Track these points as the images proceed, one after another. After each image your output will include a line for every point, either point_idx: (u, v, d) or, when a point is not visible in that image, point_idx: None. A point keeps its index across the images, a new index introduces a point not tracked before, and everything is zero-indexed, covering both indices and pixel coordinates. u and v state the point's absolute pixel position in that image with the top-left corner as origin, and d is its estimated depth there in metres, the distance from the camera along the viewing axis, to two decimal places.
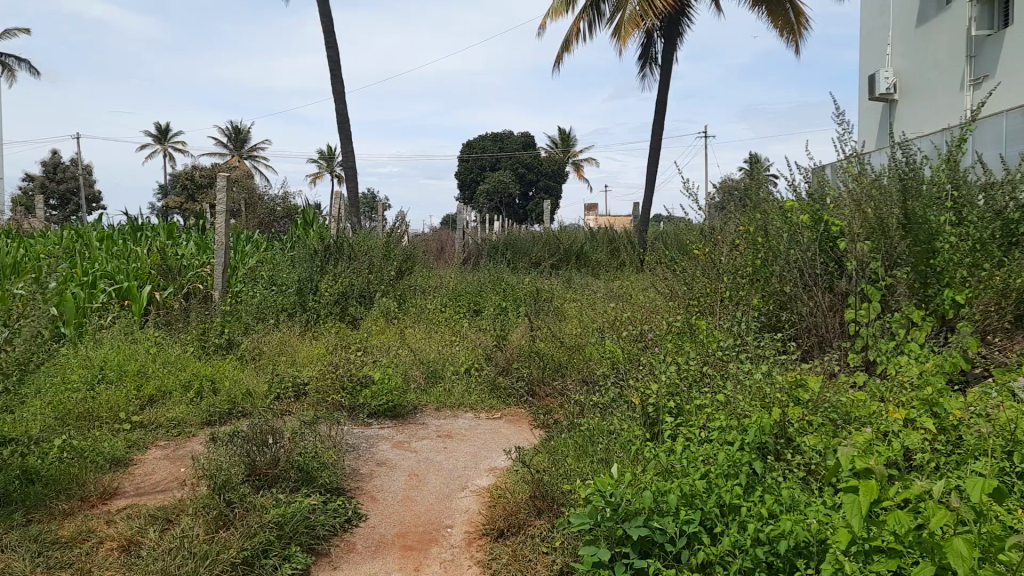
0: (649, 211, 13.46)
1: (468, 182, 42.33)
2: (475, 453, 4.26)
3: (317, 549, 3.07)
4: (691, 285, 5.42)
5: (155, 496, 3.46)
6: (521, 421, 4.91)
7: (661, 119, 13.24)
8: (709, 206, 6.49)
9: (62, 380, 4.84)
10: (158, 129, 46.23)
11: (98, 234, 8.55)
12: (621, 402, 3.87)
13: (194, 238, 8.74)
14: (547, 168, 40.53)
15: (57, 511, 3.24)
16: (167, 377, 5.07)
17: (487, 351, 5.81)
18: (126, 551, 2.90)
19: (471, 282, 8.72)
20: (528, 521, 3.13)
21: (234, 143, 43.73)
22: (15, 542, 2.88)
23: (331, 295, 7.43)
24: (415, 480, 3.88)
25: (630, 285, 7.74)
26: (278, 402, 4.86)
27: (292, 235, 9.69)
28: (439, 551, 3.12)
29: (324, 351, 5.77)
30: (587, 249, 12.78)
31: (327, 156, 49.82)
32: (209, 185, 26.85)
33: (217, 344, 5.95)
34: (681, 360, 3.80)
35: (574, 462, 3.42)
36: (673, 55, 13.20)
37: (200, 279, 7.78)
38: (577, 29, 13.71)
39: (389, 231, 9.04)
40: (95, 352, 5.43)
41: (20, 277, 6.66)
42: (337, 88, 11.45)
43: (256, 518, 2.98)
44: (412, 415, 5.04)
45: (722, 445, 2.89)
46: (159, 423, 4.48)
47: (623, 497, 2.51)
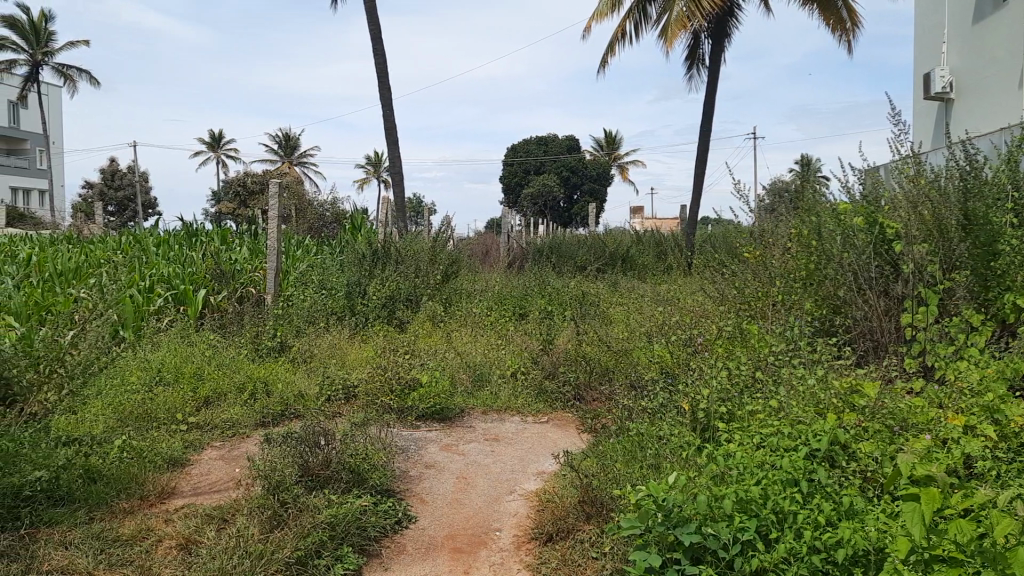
0: (697, 213, 13.35)
1: (513, 186, 42.51)
2: (523, 456, 4.28)
3: (369, 549, 3.10)
4: (742, 288, 5.34)
5: (211, 496, 3.53)
6: (568, 425, 4.91)
7: (708, 121, 13.12)
8: (758, 208, 6.41)
9: (122, 381, 4.98)
10: (210, 136, 47.29)
11: (155, 240, 8.79)
12: (671, 408, 3.84)
13: (247, 243, 8.93)
14: (592, 171, 40.40)
15: (118, 509, 3.33)
16: (222, 378, 5.18)
17: (533, 353, 5.82)
18: (184, 550, 2.97)
19: (516, 286, 8.74)
20: (578, 526, 3.12)
21: (284, 151, 44.60)
22: (78, 540, 2.97)
23: (378, 299, 7.53)
24: (465, 481, 3.91)
25: (679, 288, 7.68)
26: (329, 404, 4.94)
27: (341, 239, 9.85)
28: (487, 553, 3.13)
29: (373, 354, 5.85)
30: (633, 253, 12.74)
31: (374, 161, 50.41)
32: (261, 191, 27.38)
33: (269, 346, 6.07)
34: (732, 365, 3.76)
35: (624, 467, 3.41)
36: (721, 56, 13.06)
37: (253, 283, 7.92)
38: (624, 31, 13.66)
39: (435, 235, 9.11)
40: (154, 354, 5.58)
41: (82, 283, 6.89)
42: (385, 93, 11.60)
43: (310, 519, 3.02)
44: (459, 417, 5.08)
45: (777, 451, 2.86)
46: (214, 424, 4.57)
47: (675, 503, 2.49)
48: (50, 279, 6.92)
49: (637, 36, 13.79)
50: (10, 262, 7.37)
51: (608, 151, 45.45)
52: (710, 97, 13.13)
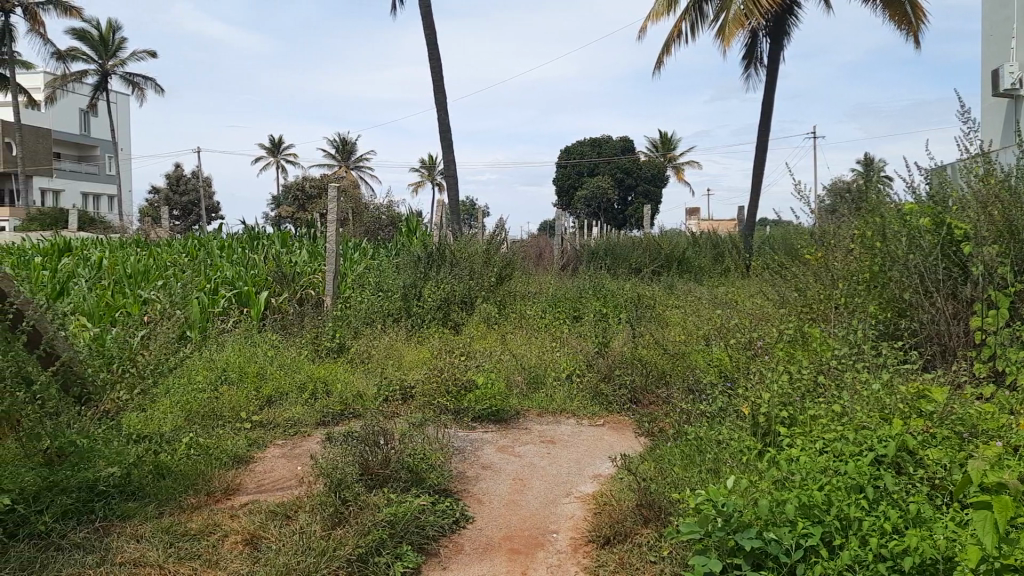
0: (755, 215, 13.15)
1: (567, 188, 42.44)
2: (579, 459, 4.27)
3: (428, 548, 3.14)
4: (803, 291, 5.23)
5: (274, 493, 3.62)
6: (623, 429, 4.88)
7: (766, 121, 12.92)
8: (819, 209, 6.28)
9: (189, 380, 5.13)
10: (270, 142, 48.33)
11: (218, 243, 9.03)
12: (730, 412, 3.79)
13: (306, 246, 9.11)
14: (647, 172, 40.05)
15: (186, 505, 3.44)
16: (284, 378, 5.30)
17: (588, 355, 5.79)
18: (249, 545, 3.04)
19: (571, 288, 8.71)
20: (636, 529, 3.11)
21: (342, 155, 45.33)
22: (149, 534, 3.07)
23: (433, 301, 7.61)
24: (521, 483, 3.92)
25: (738, 291, 7.56)
26: (387, 404, 5.01)
27: (397, 242, 9.97)
28: (545, 555, 3.13)
29: (429, 355, 5.90)
30: (689, 255, 12.59)
31: (428, 165, 50.78)
32: (319, 194, 27.88)
33: (328, 347, 6.17)
34: (793, 369, 3.70)
35: (682, 471, 3.38)
36: (780, 55, 12.85)
37: (312, 286, 8.07)
38: (680, 31, 13.54)
39: (489, 238, 9.16)
40: (219, 354, 5.75)
41: (151, 285, 7.13)
42: (441, 97, 11.71)
43: (370, 517, 3.08)
44: (515, 418, 5.10)
45: (840, 456, 2.80)
46: (277, 423, 4.68)
47: (736, 507, 2.46)
48: (121, 281, 7.16)
49: (693, 35, 13.65)
50: (83, 264, 7.66)
51: (662, 152, 45.02)
52: (768, 97, 12.92)
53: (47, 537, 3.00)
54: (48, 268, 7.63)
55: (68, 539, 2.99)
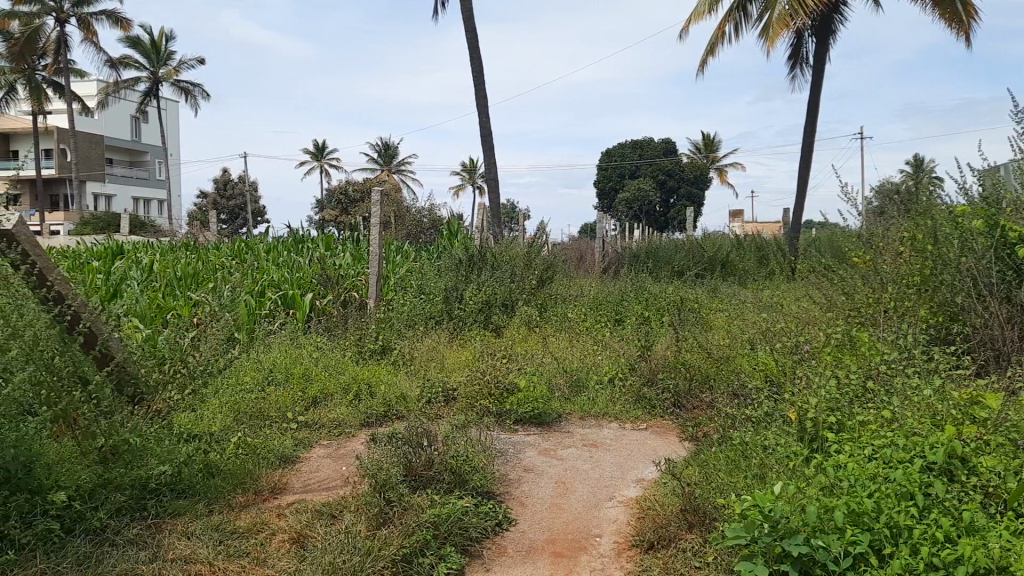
0: (800, 217, 12.95)
1: (608, 190, 42.29)
2: (622, 463, 4.25)
3: (471, 550, 3.15)
4: (850, 294, 5.13)
5: (320, 492, 3.67)
6: (667, 433, 4.85)
7: (811, 122, 12.73)
8: (867, 211, 6.18)
9: (237, 381, 5.23)
10: (314, 147, 49.02)
11: (265, 247, 9.20)
12: (777, 417, 3.75)
13: (349, 249, 9.23)
14: (689, 174, 39.72)
15: (235, 503, 3.50)
16: (329, 380, 5.37)
17: (631, 358, 5.74)
18: (296, 544, 3.09)
19: (613, 291, 8.68)
20: (680, 534, 3.08)
21: (384, 159, 45.77)
22: (199, 531, 3.13)
23: (475, 304, 7.65)
24: (564, 487, 3.92)
25: (784, 294, 7.44)
26: (429, 406, 5.04)
27: (439, 245, 10.05)
28: (588, 559, 3.12)
29: (471, 358, 5.92)
30: (733, 258, 12.44)
31: (469, 167, 50.97)
32: (361, 198, 28.18)
33: (372, 348, 6.23)
34: (842, 374, 3.65)
35: (727, 476, 3.35)
36: (826, 54, 12.65)
37: (356, 288, 8.16)
38: (724, 32, 13.42)
39: (530, 241, 9.17)
40: (266, 355, 5.85)
41: (200, 288, 7.29)
42: (482, 101, 11.77)
43: (414, 518, 3.11)
44: (557, 421, 5.09)
45: (890, 463, 2.76)
46: (323, 424, 4.74)
47: (783, 513, 2.43)
48: (172, 284, 7.34)
49: (737, 36, 13.51)
50: (135, 267, 7.86)
51: (705, 153, 44.57)
52: (814, 98, 12.72)
53: (102, 533, 3.08)
54: (102, 271, 7.84)
55: (123, 535, 3.06)
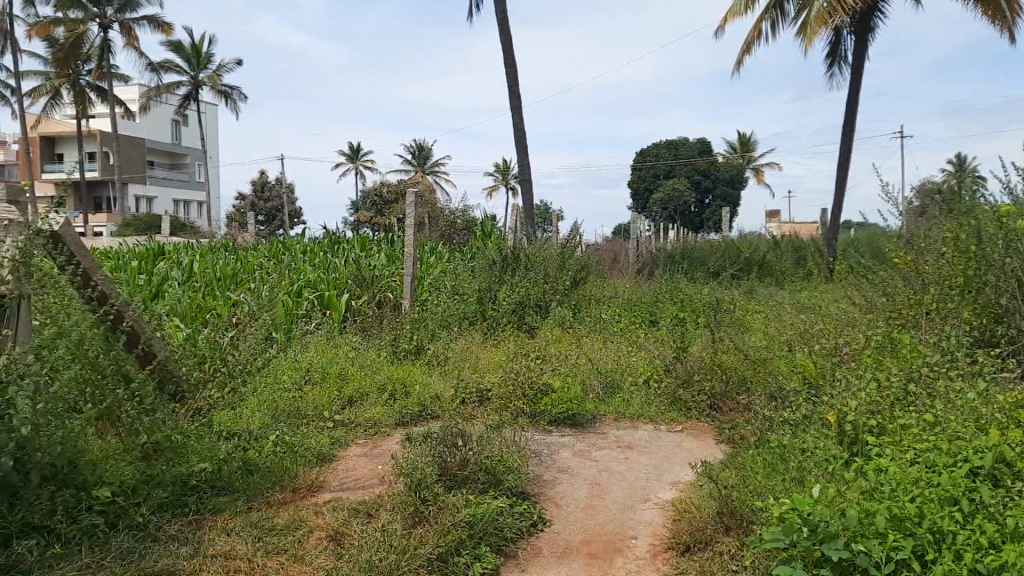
0: (839, 218, 12.77)
1: (642, 191, 42.08)
2: (658, 465, 4.22)
3: (506, 550, 3.16)
4: (891, 296, 5.05)
5: (357, 491, 3.70)
6: (703, 435, 4.81)
7: (850, 121, 12.55)
8: (908, 211, 6.08)
9: (275, 380, 5.30)
10: (349, 149, 49.48)
11: (301, 247, 9.31)
12: (815, 420, 3.70)
13: (384, 250, 9.31)
14: (725, 173, 39.38)
15: (273, 501, 3.55)
16: (364, 379, 5.42)
17: (666, 360, 5.70)
18: (333, 541, 3.12)
19: (647, 292, 8.64)
20: (717, 537, 3.06)
21: (418, 160, 46.03)
22: (238, 527, 3.18)
23: (509, 304, 7.67)
24: (598, 488, 3.91)
25: (822, 296, 7.34)
26: (464, 406, 5.06)
27: (473, 246, 10.09)
28: (624, 561, 3.11)
29: (505, 359, 5.93)
30: (770, 258, 12.31)
31: (503, 168, 51.06)
32: (396, 200, 28.37)
33: (406, 348, 6.27)
34: (882, 377, 3.59)
35: (764, 479, 3.31)
36: (865, 52, 12.46)
37: (391, 288, 8.21)
38: (760, 31, 13.29)
39: (564, 242, 9.17)
40: (302, 355, 5.92)
41: (239, 288, 7.40)
42: (516, 102, 11.78)
43: (450, 517, 3.13)
44: (591, 423, 5.07)
45: (933, 467, 2.71)
46: (358, 423, 4.78)
47: (822, 517, 2.40)
48: (211, 284, 7.46)
49: (775, 34, 13.37)
50: (176, 268, 8.00)
51: (740, 153, 44.14)
52: (853, 97, 12.55)
53: (145, 528, 3.14)
54: (144, 271, 8.00)
55: (164, 531, 3.12)
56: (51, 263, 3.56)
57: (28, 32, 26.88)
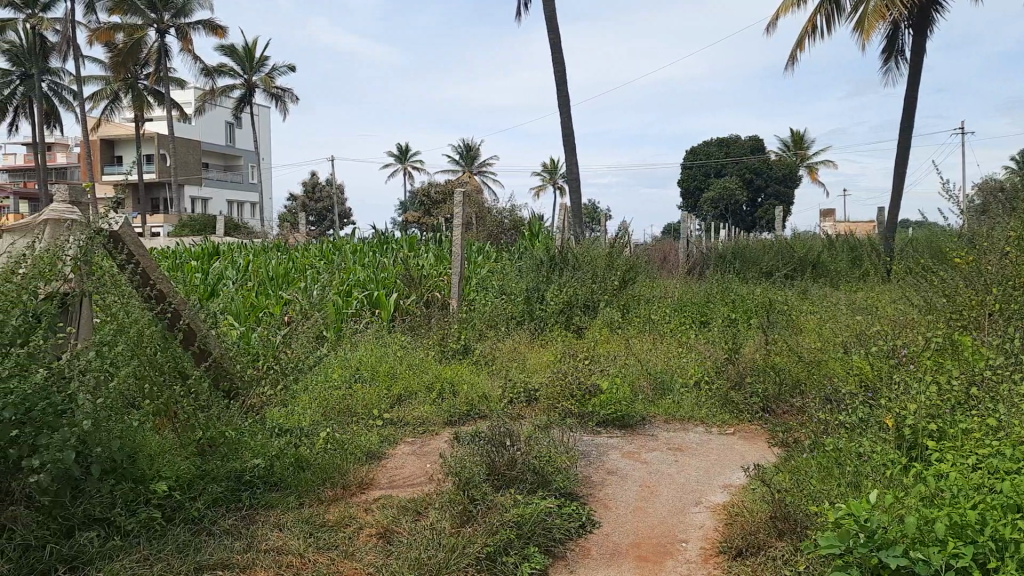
0: (896, 217, 12.45)
1: (692, 189, 41.63)
2: (709, 468, 4.16)
3: (554, 551, 3.15)
4: (951, 296, 4.90)
5: (406, 488, 3.73)
6: (756, 438, 4.73)
7: (908, 118, 12.23)
8: (969, 210, 5.90)
9: (326, 378, 5.37)
10: (398, 150, 49.97)
11: (351, 247, 9.44)
12: (872, 424, 3.61)
13: (433, 250, 9.37)
14: (777, 172, 38.70)
15: (325, 497, 3.60)
16: (413, 378, 5.45)
17: (717, 361, 5.62)
18: (383, 538, 3.15)
19: (698, 292, 8.53)
20: (770, 542, 3.00)
21: (466, 160, 46.28)
22: (290, 523, 3.23)
23: (556, 304, 7.67)
24: (648, 490, 3.87)
25: (878, 297, 7.16)
26: (512, 406, 5.06)
27: (520, 245, 10.10)
28: (674, 564, 3.08)
29: (553, 359, 5.92)
30: (824, 258, 12.05)
31: (551, 168, 50.97)
32: (444, 200, 28.56)
33: (455, 348, 6.30)
34: (943, 380, 3.49)
35: (820, 484, 3.24)
36: (924, 47, 12.13)
37: (438, 288, 8.26)
38: (815, 25, 13.03)
39: (613, 241, 9.10)
40: (352, 354, 5.98)
41: (291, 287, 7.52)
42: (565, 101, 11.75)
43: (498, 517, 3.13)
44: (641, 424, 5.02)
45: (996, 473, 2.62)
46: (407, 421, 4.82)
47: (880, 523, 2.35)
48: (264, 283, 7.61)
49: (829, 29, 13.10)
50: (231, 267, 8.17)
51: (793, 151, 43.36)
52: (911, 93, 12.22)
53: (200, 523, 3.21)
54: (200, 270, 8.20)
55: (219, 525, 3.19)
56: (111, 262, 3.65)
57: (90, 38, 27.72)
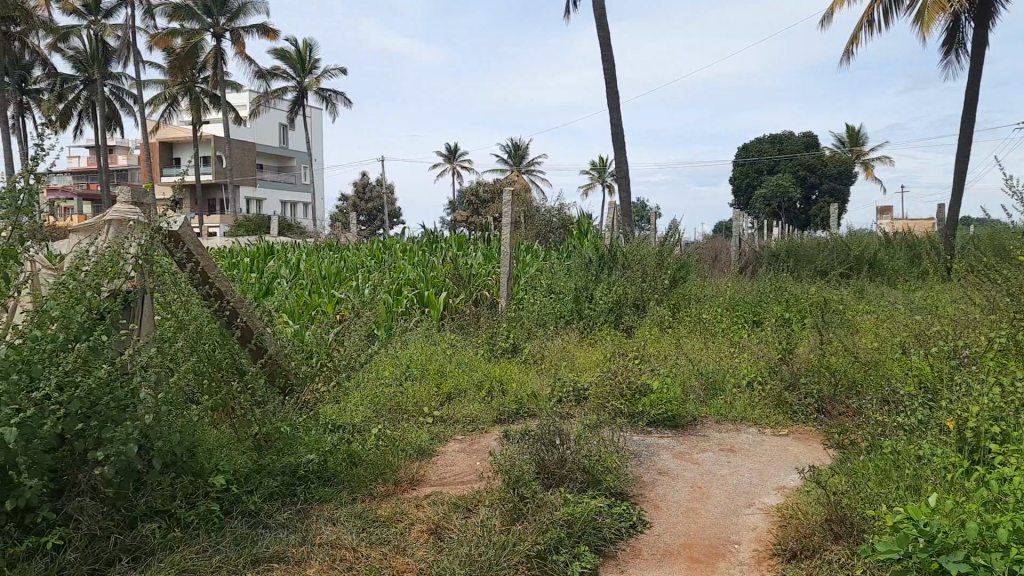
0: (957, 214, 12.10)
1: (744, 186, 41.00)
2: (762, 470, 4.10)
3: (605, 551, 3.14)
4: (1015, 294, 4.75)
5: (456, 486, 3.75)
6: (811, 439, 4.65)
7: (969, 113, 11.88)
8: None
9: (377, 376, 5.44)
10: (448, 150, 50.27)
11: (401, 247, 9.53)
12: (933, 426, 3.53)
13: (482, 249, 9.41)
14: (832, 169, 37.91)
15: (376, 492, 3.65)
16: (462, 376, 5.49)
17: (770, 362, 5.53)
18: (433, 535, 3.18)
19: (751, 291, 8.39)
20: (825, 545, 2.95)
21: (515, 160, 46.36)
22: (343, 517, 3.28)
23: (606, 303, 7.65)
24: (699, 491, 3.84)
25: (939, 296, 6.97)
26: (561, 405, 5.06)
27: (568, 244, 10.09)
28: (726, 566, 3.04)
29: (603, 358, 5.89)
30: (882, 257, 11.74)
31: (600, 167, 50.68)
32: (492, 199, 28.64)
33: (503, 346, 6.32)
34: (1007, 382, 3.39)
35: (877, 487, 3.18)
36: (987, 38, 11.76)
37: (487, 287, 8.29)
38: (872, 18, 12.74)
39: (663, 240, 9.02)
40: (402, 352, 6.05)
41: (343, 286, 7.63)
42: (614, 99, 11.69)
43: (548, 516, 3.13)
44: (692, 424, 4.97)
45: None
46: (457, 419, 4.85)
47: (940, 528, 2.29)
48: (317, 282, 7.73)
49: (886, 22, 12.79)
50: (285, 266, 8.32)
51: (848, 147, 42.40)
52: (974, 86, 11.86)
53: (256, 516, 3.28)
54: (255, 270, 8.37)
55: (274, 519, 3.25)
56: (170, 260, 3.76)
57: (149, 43, 28.45)
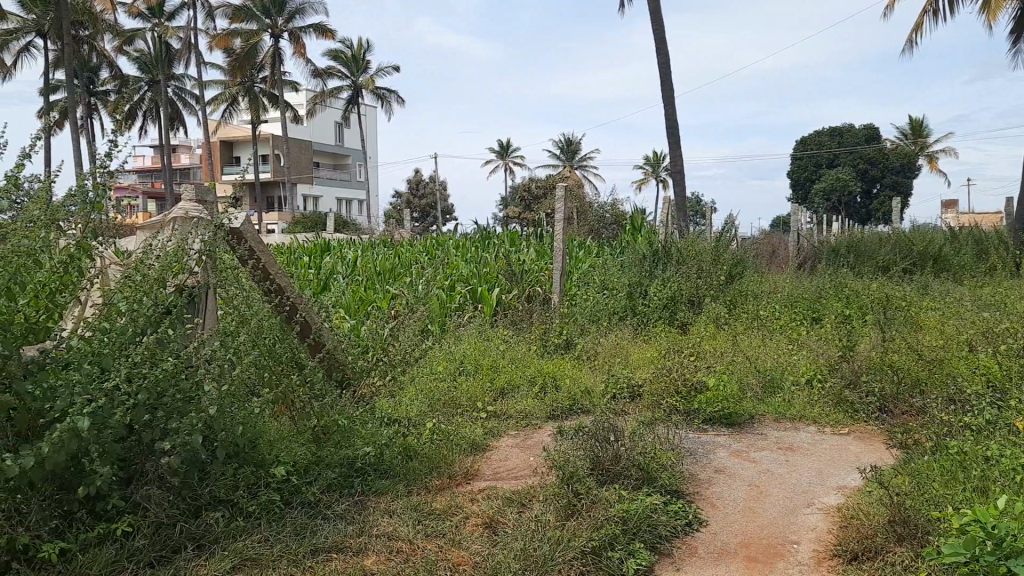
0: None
1: (802, 181, 40.18)
2: (822, 470, 4.02)
3: (660, 548, 3.11)
4: None
5: (510, 480, 3.77)
6: (872, 439, 4.54)
7: None
8: None
9: (431, 371, 5.49)
10: (500, 146, 50.37)
11: (454, 243, 9.59)
12: (1002, 426, 3.42)
13: (534, 245, 9.41)
14: (894, 162, 36.88)
15: (432, 486, 3.69)
16: (515, 372, 5.51)
17: (830, 360, 5.41)
18: (489, 529, 3.20)
19: (809, 287, 8.22)
20: (889, 547, 2.88)
21: (567, 156, 46.23)
22: (400, 509, 3.33)
23: (660, 299, 7.59)
24: (757, 490, 3.78)
25: (1007, 293, 6.75)
26: (615, 401, 5.04)
27: (621, 240, 10.03)
28: (785, 566, 2.99)
29: (657, 354, 5.85)
30: (947, 252, 11.38)
31: (654, 163, 50.17)
32: (544, 195, 28.62)
33: (557, 342, 6.32)
34: None
35: (943, 488, 3.09)
36: None
37: (539, 283, 8.29)
38: (936, 7, 12.37)
39: (718, 235, 8.91)
40: (456, 347, 6.09)
41: (397, 282, 7.71)
42: (668, 93, 11.57)
43: (602, 512, 3.13)
44: (749, 422, 4.89)
45: None
46: (511, 415, 4.87)
47: (1009, 531, 2.22)
48: (372, 278, 7.83)
49: (951, 10, 12.41)
50: (341, 262, 8.44)
51: (911, 139, 41.22)
52: None
53: (316, 506, 3.34)
54: (311, 266, 8.50)
55: (333, 509, 3.31)
56: (232, 256, 3.85)
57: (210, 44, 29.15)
